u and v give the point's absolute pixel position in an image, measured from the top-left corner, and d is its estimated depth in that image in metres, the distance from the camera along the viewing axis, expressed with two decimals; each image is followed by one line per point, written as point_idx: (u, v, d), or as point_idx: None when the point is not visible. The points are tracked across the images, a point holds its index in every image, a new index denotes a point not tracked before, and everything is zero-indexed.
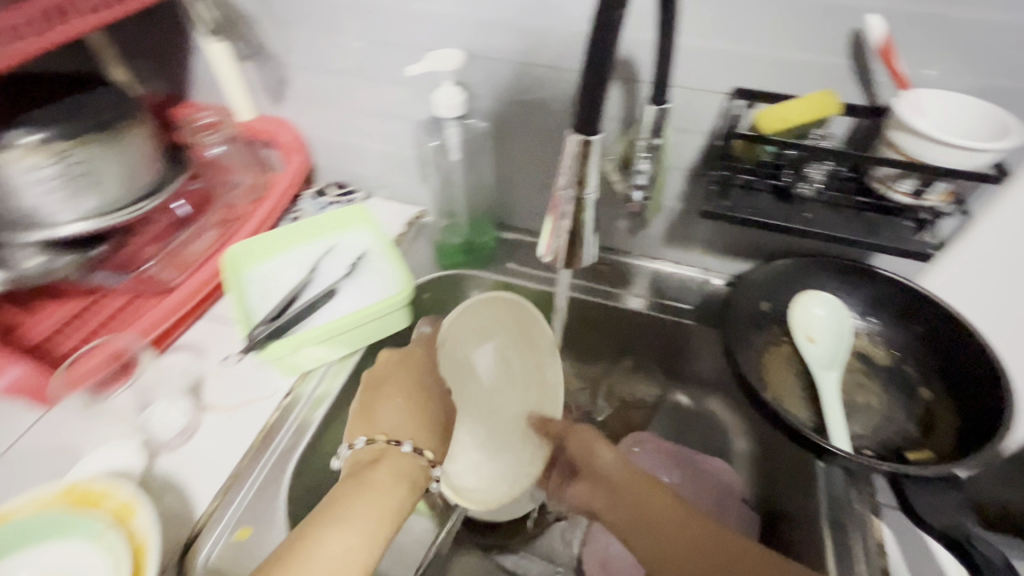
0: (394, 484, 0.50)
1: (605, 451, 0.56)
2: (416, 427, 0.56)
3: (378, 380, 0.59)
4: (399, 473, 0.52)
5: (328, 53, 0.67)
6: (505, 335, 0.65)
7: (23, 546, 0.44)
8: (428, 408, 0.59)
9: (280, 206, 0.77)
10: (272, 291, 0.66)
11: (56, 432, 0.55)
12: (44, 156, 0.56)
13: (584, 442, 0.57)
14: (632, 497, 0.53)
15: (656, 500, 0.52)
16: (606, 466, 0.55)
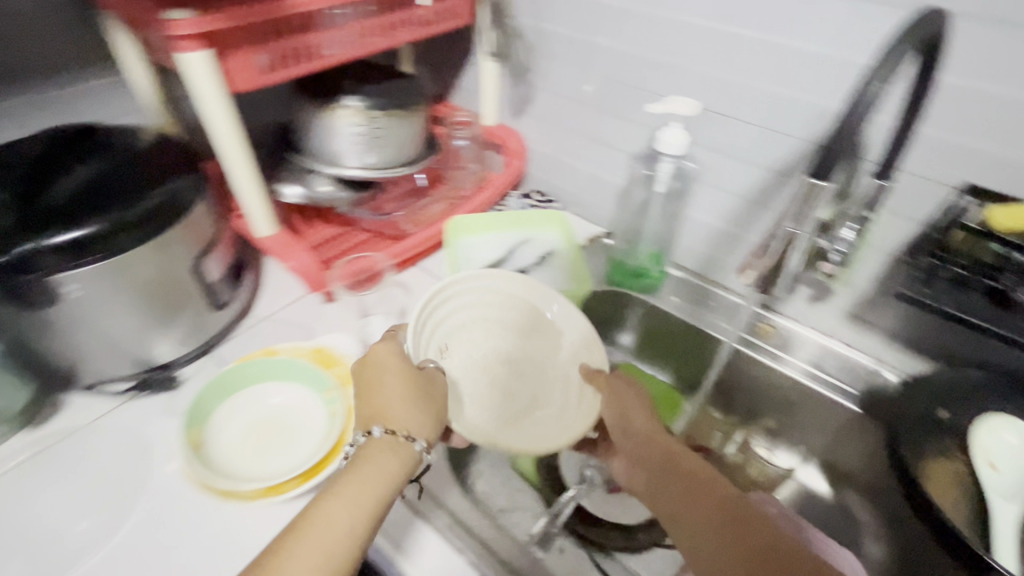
0: (386, 459, 0.46)
1: (641, 423, 0.57)
2: (394, 410, 0.49)
3: (360, 385, 0.53)
4: (394, 447, 0.47)
5: (576, 85, 0.80)
6: (485, 307, 0.63)
7: (278, 378, 0.61)
8: (396, 399, 0.50)
9: (495, 195, 0.92)
10: (474, 260, 0.79)
11: (303, 314, 0.74)
12: (359, 116, 0.76)
13: (614, 406, 0.59)
14: (669, 479, 0.52)
15: (691, 486, 0.50)
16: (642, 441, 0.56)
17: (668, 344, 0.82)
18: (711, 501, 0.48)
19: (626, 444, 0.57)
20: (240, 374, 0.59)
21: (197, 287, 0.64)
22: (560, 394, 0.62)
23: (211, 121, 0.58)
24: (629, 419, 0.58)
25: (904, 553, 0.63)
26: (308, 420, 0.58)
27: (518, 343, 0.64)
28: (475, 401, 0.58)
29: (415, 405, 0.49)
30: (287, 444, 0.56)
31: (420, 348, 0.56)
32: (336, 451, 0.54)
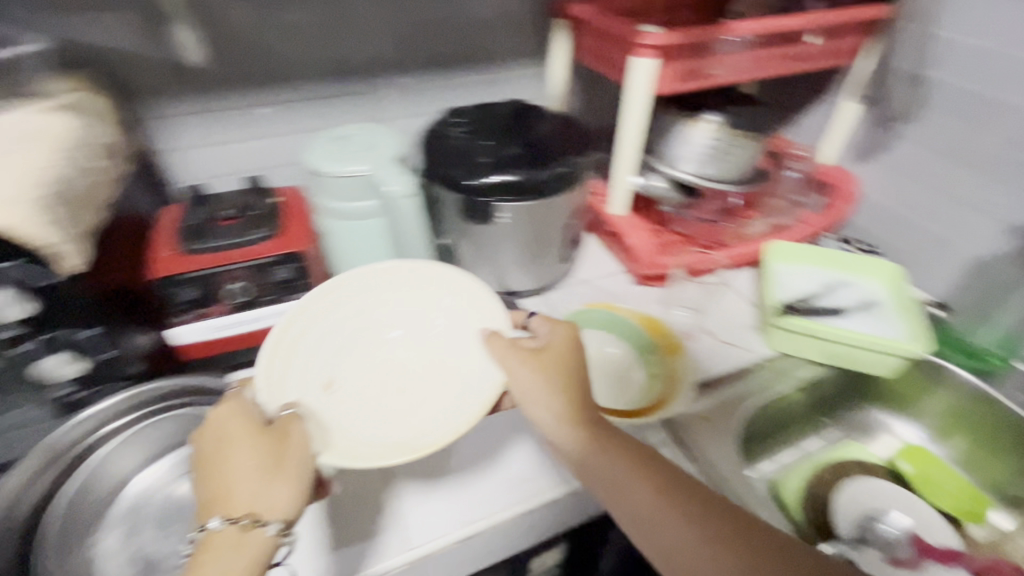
0: (245, 540, 0.40)
1: (552, 416, 0.49)
2: (243, 493, 0.42)
3: (200, 461, 0.45)
4: (239, 543, 0.40)
5: (956, 141, 0.76)
6: (320, 314, 0.60)
7: (611, 332, 0.72)
8: (250, 477, 0.43)
9: (812, 233, 0.90)
10: (791, 285, 0.79)
11: (617, 287, 0.85)
12: (713, 131, 0.83)
13: (549, 390, 0.50)
14: (626, 483, 0.47)
15: (660, 497, 0.45)
16: (563, 433, 0.49)
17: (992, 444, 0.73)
18: (672, 502, 0.45)
19: (577, 433, 0.49)
20: (586, 318, 0.72)
21: (561, 239, 0.79)
22: (438, 413, 0.55)
23: (626, 114, 0.71)
24: (596, 428, 0.50)
25: None
26: (632, 374, 0.67)
27: (383, 328, 0.63)
28: (374, 416, 0.55)
29: (274, 483, 0.43)
30: (613, 385, 0.66)
31: (280, 398, 0.53)
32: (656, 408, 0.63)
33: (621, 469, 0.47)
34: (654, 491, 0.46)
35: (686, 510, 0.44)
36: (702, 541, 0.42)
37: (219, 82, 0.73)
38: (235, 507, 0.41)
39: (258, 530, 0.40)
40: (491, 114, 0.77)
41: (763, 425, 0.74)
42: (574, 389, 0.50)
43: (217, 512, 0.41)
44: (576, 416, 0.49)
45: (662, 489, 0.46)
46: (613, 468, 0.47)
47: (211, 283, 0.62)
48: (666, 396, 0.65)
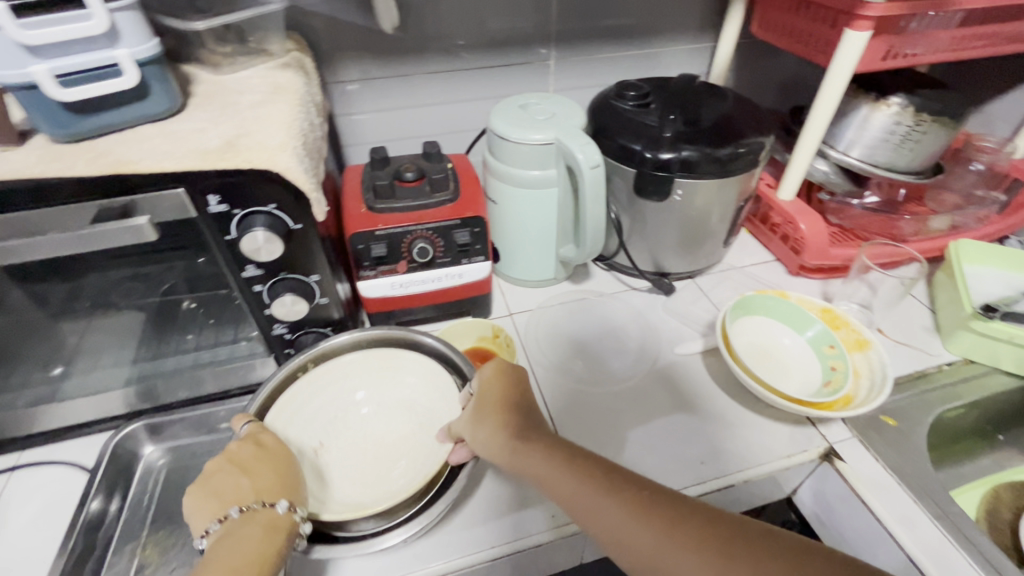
0: (276, 527, 0.44)
1: (488, 428, 0.48)
2: (273, 488, 0.46)
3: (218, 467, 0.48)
4: (272, 528, 0.43)
5: None
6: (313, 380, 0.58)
7: (789, 321, 0.69)
8: (278, 480, 0.47)
9: (999, 232, 0.83)
10: (979, 289, 0.73)
11: (772, 275, 0.82)
12: (895, 114, 0.76)
13: (480, 418, 0.49)
14: (545, 471, 0.42)
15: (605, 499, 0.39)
16: (497, 441, 0.47)
17: None
18: (587, 481, 0.40)
19: (514, 442, 0.45)
20: (764, 305, 0.70)
21: (725, 223, 0.76)
22: (410, 462, 0.54)
23: (822, 93, 0.67)
24: (522, 447, 0.45)
25: None
26: (815, 366, 0.65)
27: (344, 407, 0.58)
28: (354, 473, 0.53)
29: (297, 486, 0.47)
30: (794, 376, 0.65)
31: None
32: (848, 401, 0.60)
33: (536, 456, 0.43)
34: (571, 473, 0.41)
35: (607, 487, 0.39)
36: (619, 515, 0.38)
37: (403, 49, 0.76)
38: (259, 498, 0.45)
39: (285, 512, 0.44)
40: (662, 91, 0.75)
41: (940, 434, 0.69)
42: (504, 409, 0.49)
43: (239, 502, 0.45)
44: (509, 427, 0.47)
45: (599, 496, 0.39)
46: (532, 457, 0.44)
47: (397, 241, 0.65)
48: (857, 391, 0.61)
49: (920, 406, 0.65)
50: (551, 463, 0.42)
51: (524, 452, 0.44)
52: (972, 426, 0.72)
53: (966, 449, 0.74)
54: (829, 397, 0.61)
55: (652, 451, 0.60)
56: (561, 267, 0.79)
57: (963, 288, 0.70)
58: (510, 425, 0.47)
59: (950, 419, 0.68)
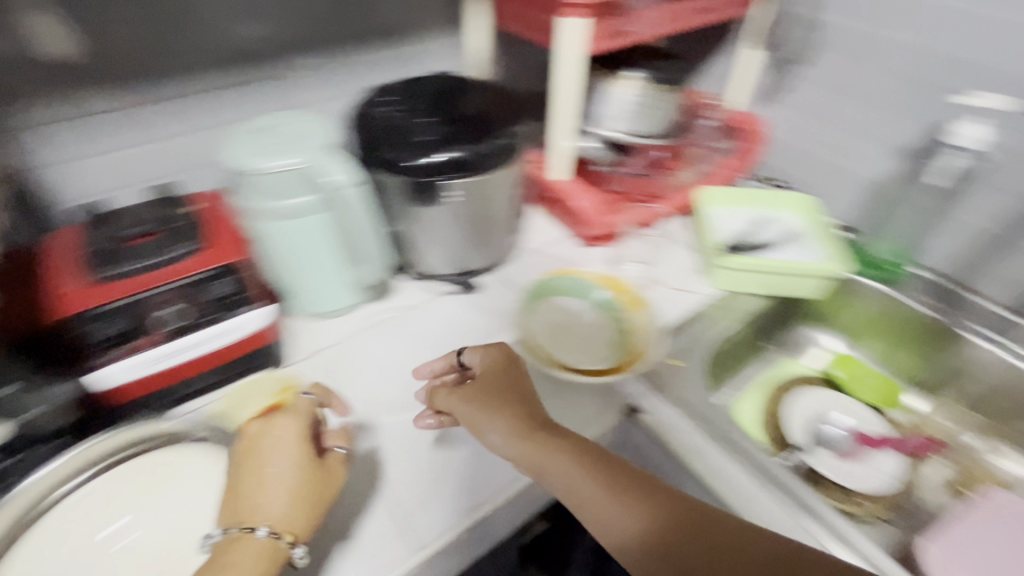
0: (259, 556, 0.40)
1: (502, 425, 0.51)
2: (273, 505, 0.43)
3: (246, 451, 0.46)
4: (255, 547, 0.40)
5: (842, 73, 0.85)
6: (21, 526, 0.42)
7: (579, 296, 0.75)
8: (279, 485, 0.44)
9: (733, 175, 0.96)
10: (723, 228, 0.86)
11: (566, 252, 0.86)
12: (637, 87, 0.85)
13: (493, 409, 0.53)
14: (564, 473, 0.47)
15: (619, 498, 0.44)
16: (514, 439, 0.51)
17: (900, 337, 0.83)
18: (604, 478, 0.46)
19: (533, 441, 0.50)
20: (557, 287, 0.76)
21: (506, 211, 0.77)
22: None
23: (559, 76, 0.71)
24: (540, 445, 0.49)
25: None
26: (605, 332, 0.71)
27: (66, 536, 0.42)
28: None
29: (297, 500, 0.44)
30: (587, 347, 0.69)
31: None
32: (634, 359, 0.68)
33: (556, 456, 0.48)
34: (589, 476, 0.46)
35: (619, 490, 0.45)
36: (625, 510, 0.44)
37: (93, 82, 0.62)
38: (242, 519, 0.42)
39: (267, 538, 0.41)
40: (415, 94, 0.73)
41: (720, 359, 0.80)
42: (520, 403, 0.53)
43: (226, 522, 0.42)
44: (525, 423, 0.51)
45: (614, 493, 0.45)
46: (546, 449, 0.49)
47: (134, 312, 0.54)
48: (640, 346, 0.69)
49: (697, 342, 0.74)
50: (571, 462, 0.48)
51: (540, 454, 0.49)
52: (744, 344, 0.84)
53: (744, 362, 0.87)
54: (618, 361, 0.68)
55: (472, 460, 0.59)
56: (357, 290, 0.74)
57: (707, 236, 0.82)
58: (532, 424, 0.51)
59: (723, 347, 0.79)
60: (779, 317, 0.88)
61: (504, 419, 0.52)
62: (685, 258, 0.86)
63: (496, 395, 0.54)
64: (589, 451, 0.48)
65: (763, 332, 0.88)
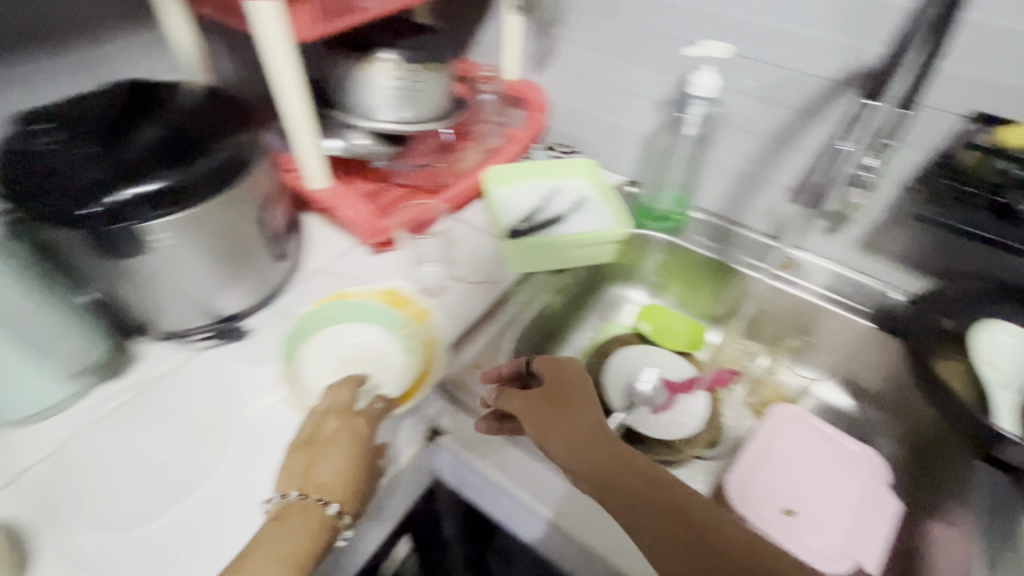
0: (312, 529, 0.47)
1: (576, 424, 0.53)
2: (330, 477, 0.50)
3: (309, 439, 0.53)
4: (308, 519, 0.47)
5: (598, 33, 0.84)
6: None
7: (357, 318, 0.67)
8: (336, 466, 0.51)
9: (522, 148, 0.94)
10: (513, 209, 0.84)
11: (354, 266, 0.77)
12: (395, 70, 0.76)
13: (556, 416, 0.53)
14: (625, 487, 0.48)
15: (673, 521, 0.46)
16: (575, 451, 0.51)
17: (693, 280, 0.88)
18: (657, 500, 0.47)
19: (598, 451, 0.51)
20: (326, 316, 0.66)
21: (262, 238, 0.66)
22: None
23: (271, 73, 0.60)
24: (598, 453, 0.50)
25: (912, 444, 0.73)
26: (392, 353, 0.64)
27: None
28: None
29: (352, 478, 0.51)
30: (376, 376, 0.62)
31: None
32: (424, 379, 0.62)
33: (619, 470, 0.49)
34: (650, 498, 0.47)
35: (676, 517, 0.46)
36: (666, 531, 0.46)
37: None
38: (312, 492, 0.49)
39: (331, 512, 0.48)
40: (89, 116, 0.57)
41: (535, 343, 0.79)
42: (579, 418, 0.53)
43: (298, 488, 0.49)
44: (588, 434, 0.52)
45: (675, 516, 0.46)
46: (598, 446, 0.51)
47: None
48: (431, 362, 0.63)
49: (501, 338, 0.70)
50: (636, 478, 0.48)
51: (606, 463, 0.50)
52: (558, 320, 0.84)
53: (564, 336, 0.87)
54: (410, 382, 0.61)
55: None
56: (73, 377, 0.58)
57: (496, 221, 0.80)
58: (594, 437, 0.51)
59: (533, 332, 0.77)
60: (588, 284, 0.89)
61: (569, 422, 0.53)
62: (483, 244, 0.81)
63: (569, 405, 0.54)
64: (662, 481, 0.48)
65: (575, 302, 0.88)
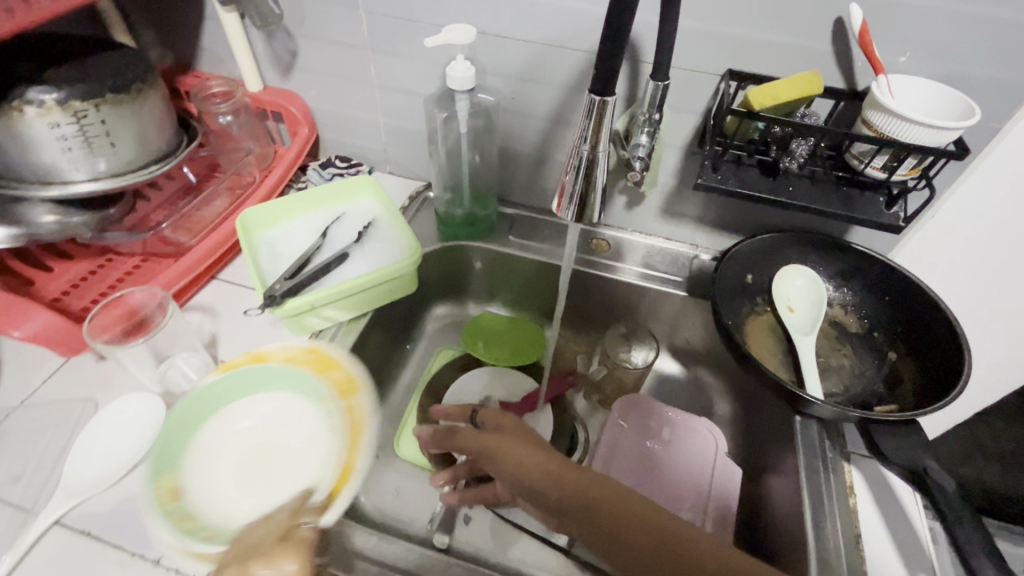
0: None
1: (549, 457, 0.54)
2: None
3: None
4: None
5: (339, 25, 0.70)
6: None
7: (256, 390, 0.57)
8: None
9: (287, 175, 0.79)
10: (286, 256, 0.68)
11: (74, 383, 0.58)
12: (60, 114, 0.56)
13: (512, 450, 0.55)
14: (577, 499, 0.49)
15: (625, 520, 0.47)
16: (537, 475, 0.52)
17: (516, 282, 0.82)
18: (608, 503, 0.48)
19: (550, 471, 0.52)
20: (216, 392, 0.55)
21: None
22: None
23: None
24: (549, 474, 0.52)
25: (742, 400, 0.74)
26: (312, 435, 0.55)
27: None
28: None
29: None
30: (291, 466, 0.54)
31: None
32: (346, 477, 0.51)
33: (571, 481, 0.50)
34: (602, 503, 0.49)
35: (626, 515, 0.48)
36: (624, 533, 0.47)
37: None
38: None
39: None
40: None
41: None
42: (534, 447, 0.55)
43: None
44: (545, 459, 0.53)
45: (622, 515, 0.48)
46: (552, 464, 0.52)
47: None
48: (353, 458, 0.52)
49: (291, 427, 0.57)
50: (588, 487, 0.50)
51: (562, 481, 0.51)
52: (375, 369, 0.72)
53: (390, 380, 0.76)
54: (324, 481, 0.51)
55: None
56: None
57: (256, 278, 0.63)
58: (546, 458, 0.53)
59: None
60: (404, 315, 0.78)
61: (524, 451, 0.54)
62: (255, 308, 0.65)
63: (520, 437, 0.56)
64: (612, 485, 0.50)
65: (394, 340, 0.77)
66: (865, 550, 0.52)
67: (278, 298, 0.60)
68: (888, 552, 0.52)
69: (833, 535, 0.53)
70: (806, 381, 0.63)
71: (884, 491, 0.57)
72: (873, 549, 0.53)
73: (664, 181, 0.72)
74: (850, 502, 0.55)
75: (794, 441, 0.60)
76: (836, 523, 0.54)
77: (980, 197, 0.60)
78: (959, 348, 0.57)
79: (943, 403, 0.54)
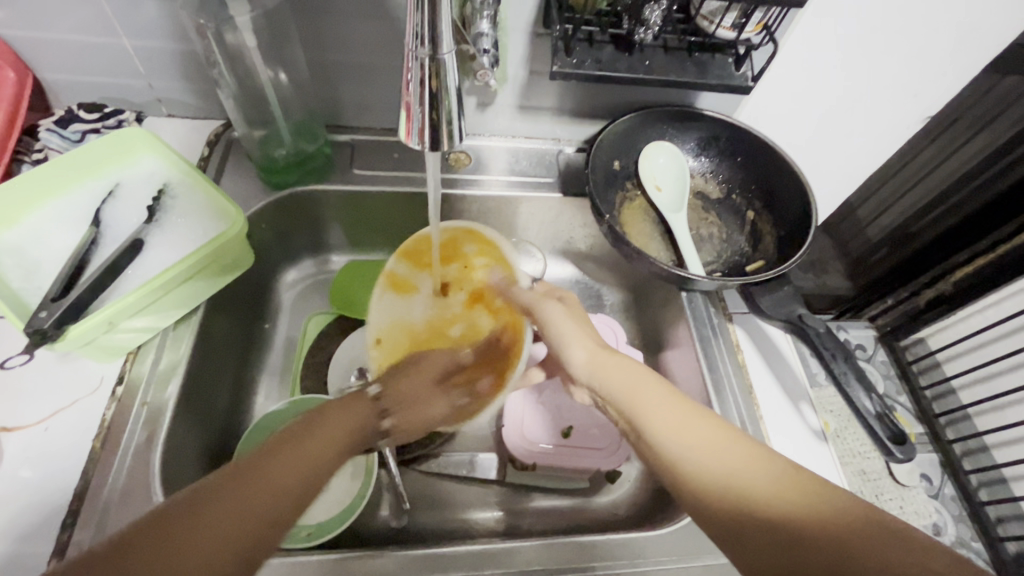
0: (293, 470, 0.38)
1: (585, 348, 0.49)
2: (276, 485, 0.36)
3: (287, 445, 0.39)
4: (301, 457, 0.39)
5: None
6: None
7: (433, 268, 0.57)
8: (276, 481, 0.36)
9: (7, 148, 0.56)
10: (43, 263, 0.49)
11: None
12: None
13: (569, 334, 0.51)
14: (629, 392, 0.45)
15: (668, 417, 0.42)
16: (591, 363, 0.48)
17: (376, 219, 0.70)
18: (658, 398, 0.43)
19: (602, 361, 0.48)
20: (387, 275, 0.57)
21: None
22: None
23: None
24: (602, 369, 0.47)
25: (629, 286, 0.76)
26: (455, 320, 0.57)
27: None
28: None
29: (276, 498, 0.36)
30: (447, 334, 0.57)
31: None
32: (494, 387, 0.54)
33: (627, 378, 0.46)
34: (651, 400, 0.43)
35: (675, 409, 0.42)
36: (667, 417, 0.42)
37: None
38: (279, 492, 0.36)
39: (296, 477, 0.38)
40: None
41: (210, 424, 0.55)
42: (589, 337, 0.50)
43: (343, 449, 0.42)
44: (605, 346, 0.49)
45: (656, 408, 0.43)
46: (615, 367, 0.47)
47: None
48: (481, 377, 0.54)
49: (140, 478, 0.45)
50: (635, 387, 0.45)
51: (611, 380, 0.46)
52: (232, 366, 0.60)
53: (256, 370, 0.64)
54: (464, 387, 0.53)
55: None
56: None
57: (2, 307, 0.44)
58: (594, 352, 0.49)
59: (196, 419, 0.53)
60: (249, 292, 0.64)
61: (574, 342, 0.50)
62: (17, 356, 0.49)
63: (577, 337, 0.50)
64: (667, 388, 0.45)
65: (247, 325, 0.63)
66: (756, 398, 0.59)
67: (53, 331, 0.43)
68: (775, 392, 0.60)
69: (731, 392, 0.58)
70: (686, 260, 0.65)
71: (760, 339, 0.64)
72: (761, 394, 0.60)
73: (514, 72, 0.63)
74: (739, 358, 0.60)
75: (684, 315, 0.63)
76: (732, 385, 0.58)
77: (811, 45, 0.61)
78: (806, 197, 0.63)
79: (802, 251, 0.60)
